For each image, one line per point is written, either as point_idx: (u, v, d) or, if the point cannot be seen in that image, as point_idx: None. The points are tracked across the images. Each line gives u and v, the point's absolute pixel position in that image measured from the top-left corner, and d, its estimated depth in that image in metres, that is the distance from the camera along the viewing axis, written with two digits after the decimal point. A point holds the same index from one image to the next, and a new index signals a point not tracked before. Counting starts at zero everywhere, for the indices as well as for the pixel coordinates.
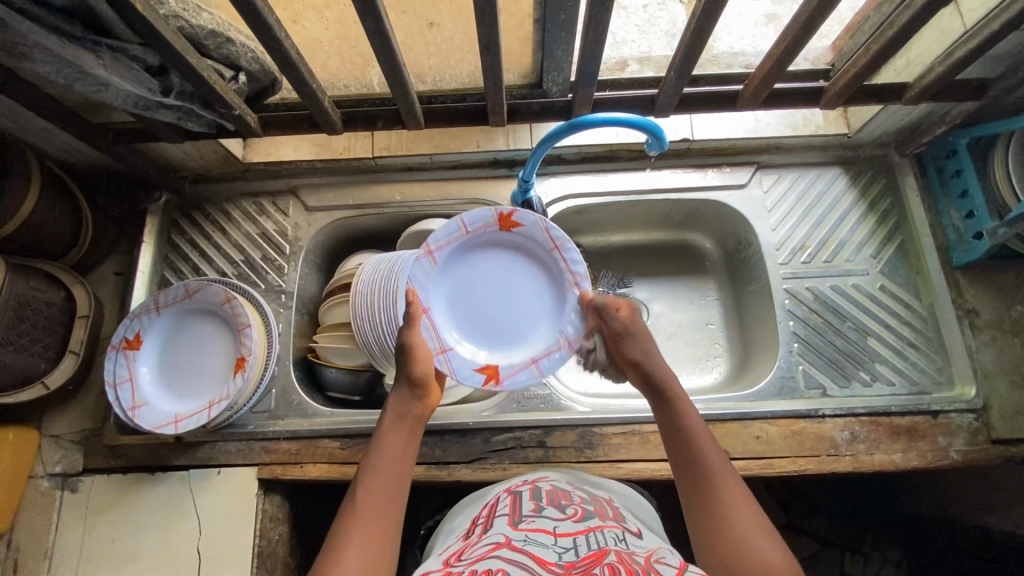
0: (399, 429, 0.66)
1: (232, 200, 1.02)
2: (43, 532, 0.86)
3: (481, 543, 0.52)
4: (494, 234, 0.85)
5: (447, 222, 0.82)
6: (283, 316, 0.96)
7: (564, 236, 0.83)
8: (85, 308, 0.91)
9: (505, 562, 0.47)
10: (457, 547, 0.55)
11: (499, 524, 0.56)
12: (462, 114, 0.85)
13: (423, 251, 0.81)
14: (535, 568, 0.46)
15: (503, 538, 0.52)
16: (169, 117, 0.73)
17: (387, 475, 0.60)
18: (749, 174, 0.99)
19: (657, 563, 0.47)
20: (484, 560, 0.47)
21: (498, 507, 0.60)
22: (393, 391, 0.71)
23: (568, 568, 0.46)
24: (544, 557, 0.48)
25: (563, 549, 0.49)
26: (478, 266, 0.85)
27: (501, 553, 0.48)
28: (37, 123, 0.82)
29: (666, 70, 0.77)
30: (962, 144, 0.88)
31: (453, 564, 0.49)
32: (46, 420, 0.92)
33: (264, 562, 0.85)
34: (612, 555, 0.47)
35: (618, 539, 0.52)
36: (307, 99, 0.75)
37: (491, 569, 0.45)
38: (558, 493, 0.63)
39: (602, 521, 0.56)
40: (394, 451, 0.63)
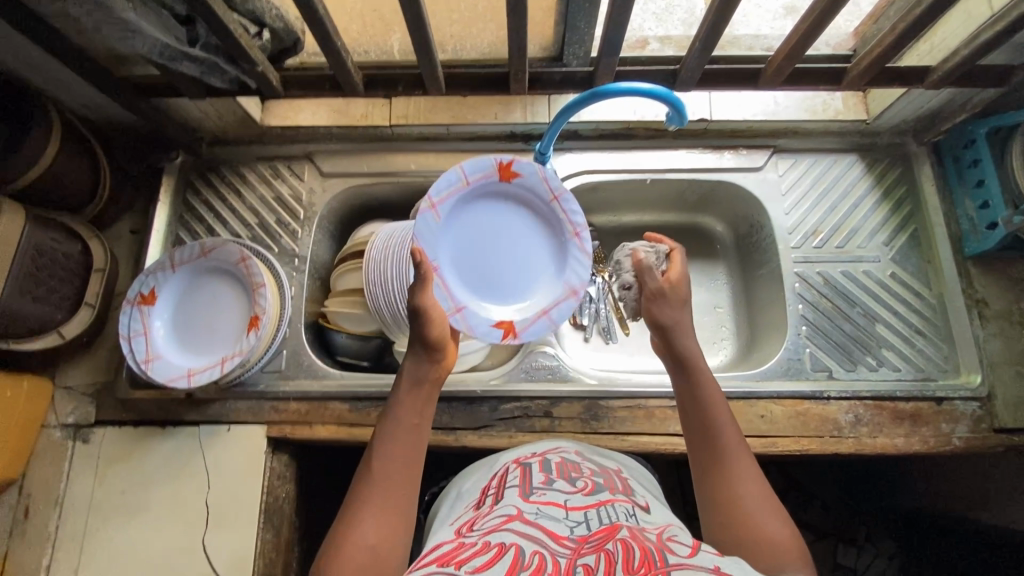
0: (411, 396, 0.65)
1: (248, 163, 1.02)
2: (54, 480, 0.87)
3: (493, 514, 0.52)
4: (493, 185, 0.84)
5: (447, 172, 0.80)
6: (296, 280, 0.97)
7: (563, 187, 0.84)
8: (101, 262, 0.92)
9: (518, 536, 0.47)
10: (468, 517, 0.55)
11: (509, 495, 0.56)
12: (483, 82, 0.85)
13: (427, 204, 0.78)
14: (548, 543, 0.46)
15: (515, 510, 0.51)
16: (192, 71, 0.74)
17: (401, 444, 0.61)
18: (766, 157, 0.99)
19: (669, 542, 0.47)
20: (498, 533, 0.48)
21: (508, 478, 0.60)
22: (409, 355, 0.68)
23: (581, 543, 0.47)
24: (556, 531, 0.48)
25: (574, 523, 0.50)
26: (478, 218, 0.84)
27: (513, 526, 0.49)
28: (59, 74, 0.82)
29: (690, 46, 0.77)
30: (980, 134, 0.87)
31: (466, 535, 0.50)
32: (59, 372, 0.93)
33: (271, 518, 0.86)
34: (624, 531, 0.48)
35: (629, 515, 0.52)
36: (331, 57, 0.75)
37: (505, 543, 0.46)
38: (567, 464, 0.63)
39: (613, 495, 0.57)
40: (411, 417, 0.63)
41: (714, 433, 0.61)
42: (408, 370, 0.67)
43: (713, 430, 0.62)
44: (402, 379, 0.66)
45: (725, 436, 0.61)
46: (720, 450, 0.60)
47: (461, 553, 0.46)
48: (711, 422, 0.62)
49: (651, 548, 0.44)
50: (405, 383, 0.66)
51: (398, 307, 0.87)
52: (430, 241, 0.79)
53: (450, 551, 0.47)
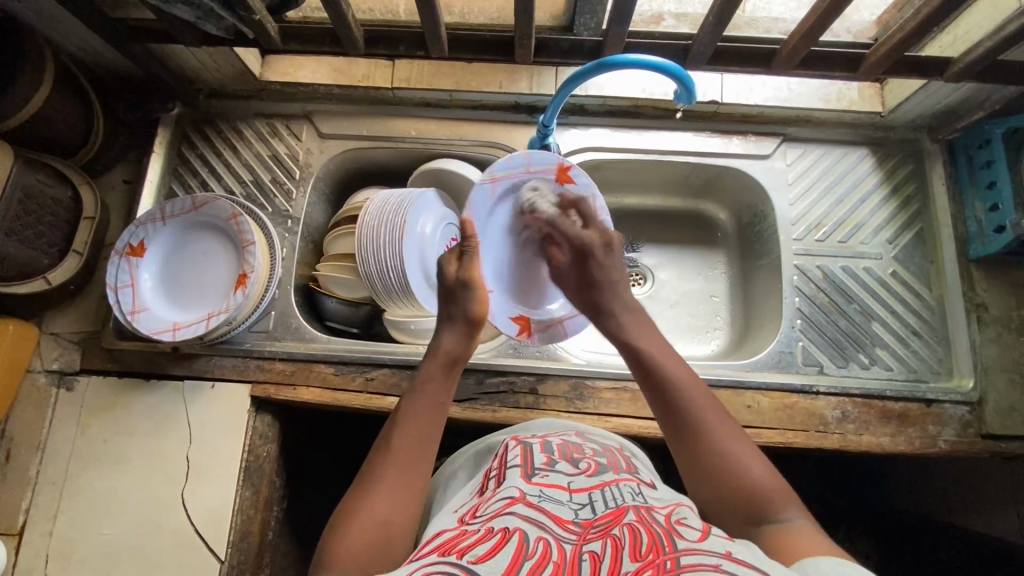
0: (436, 374, 0.64)
1: (245, 118, 1.00)
2: (38, 425, 0.87)
3: (495, 498, 0.51)
4: (549, 186, 0.83)
5: (514, 154, 0.80)
6: (287, 240, 0.95)
7: (608, 211, 0.82)
8: (91, 210, 0.91)
9: (523, 520, 0.46)
10: (472, 504, 0.54)
11: (512, 476, 0.54)
12: (488, 47, 0.83)
13: (486, 178, 0.79)
14: (553, 528, 0.46)
15: (518, 492, 0.50)
16: (187, 14, 0.71)
17: (421, 422, 0.59)
18: (775, 145, 0.96)
19: (678, 524, 0.46)
20: (502, 517, 0.47)
21: (509, 458, 0.58)
22: (447, 327, 0.68)
23: (586, 528, 0.46)
24: (561, 515, 0.48)
25: (578, 506, 0.50)
26: (520, 213, 0.83)
27: (518, 509, 0.48)
28: (53, 12, 0.80)
29: (703, 21, 0.74)
30: (996, 134, 0.85)
31: (468, 522, 0.49)
32: (46, 318, 0.92)
33: (251, 476, 0.86)
34: (631, 514, 0.47)
35: (635, 494, 0.52)
36: (332, 11, 0.72)
37: (508, 529, 0.45)
38: (570, 445, 0.62)
39: (617, 474, 0.56)
40: (436, 396, 0.62)
41: (680, 402, 0.58)
42: (445, 345, 0.66)
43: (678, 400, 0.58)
44: (434, 354, 0.66)
45: (694, 402, 0.58)
46: (692, 415, 0.57)
47: (462, 541, 0.45)
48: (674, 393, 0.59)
49: (660, 532, 0.44)
50: (435, 358, 0.65)
51: (389, 276, 0.86)
52: (477, 214, 0.80)
53: (451, 539, 0.46)
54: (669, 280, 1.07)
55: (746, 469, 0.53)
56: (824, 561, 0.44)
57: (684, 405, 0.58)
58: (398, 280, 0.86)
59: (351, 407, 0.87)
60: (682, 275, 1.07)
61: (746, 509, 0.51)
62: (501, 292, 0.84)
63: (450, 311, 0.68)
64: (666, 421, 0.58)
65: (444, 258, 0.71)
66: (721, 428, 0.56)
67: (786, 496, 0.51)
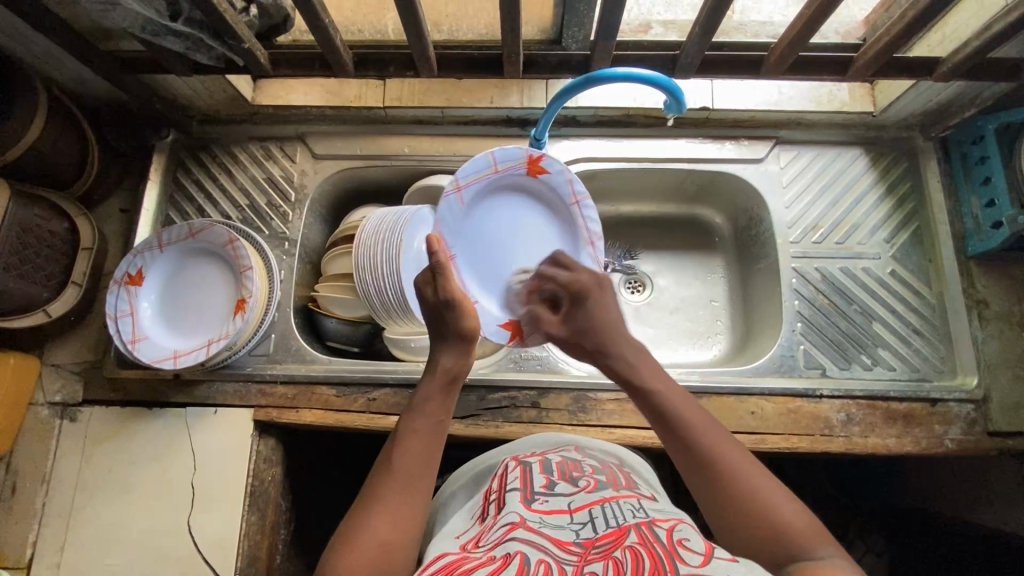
0: (434, 391, 0.63)
1: (239, 143, 1.01)
2: (42, 458, 0.87)
3: (496, 526, 0.51)
4: (521, 178, 0.86)
5: (477, 156, 0.82)
6: (285, 263, 0.95)
7: (585, 193, 0.87)
8: (89, 240, 0.91)
9: (523, 545, 0.46)
10: (473, 532, 0.53)
11: (511, 500, 0.54)
12: (477, 64, 0.83)
13: (452, 187, 0.81)
14: (553, 551, 0.45)
15: (518, 517, 0.50)
16: (176, 46, 0.72)
17: (423, 438, 0.60)
18: (767, 148, 0.96)
19: (680, 546, 0.45)
20: (503, 544, 0.47)
21: (508, 481, 0.58)
22: (443, 348, 0.67)
23: (588, 548, 0.46)
24: (561, 538, 0.47)
25: (580, 526, 0.49)
26: (495, 211, 0.86)
27: (519, 534, 0.48)
28: (44, 48, 0.80)
29: (690, 31, 0.74)
30: (990, 129, 0.85)
31: (471, 549, 0.49)
32: (47, 349, 0.92)
33: (256, 501, 0.86)
34: (632, 535, 0.46)
35: (635, 511, 0.51)
36: (321, 36, 0.73)
37: (510, 552, 0.45)
38: (568, 464, 0.62)
39: (616, 492, 0.56)
40: (436, 415, 0.62)
41: (696, 439, 0.57)
42: (443, 363, 0.66)
43: (698, 448, 0.56)
44: (433, 374, 0.65)
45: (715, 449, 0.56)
46: (712, 459, 0.55)
47: (464, 565, 0.45)
48: (694, 441, 0.57)
49: (661, 555, 0.43)
50: (435, 377, 0.65)
51: (387, 293, 0.86)
52: (448, 223, 0.82)
53: (453, 562, 0.46)
54: (668, 287, 1.07)
55: (778, 509, 0.52)
56: None
57: (705, 451, 0.56)
58: (396, 298, 0.86)
59: (353, 427, 0.87)
60: (681, 281, 1.07)
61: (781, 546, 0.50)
62: (485, 299, 0.84)
63: (443, 332, 0.68)
64: (690, 473, 0.56)
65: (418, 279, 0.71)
66: (743, 466, 0.55)
67: (818, 532, 0.50)
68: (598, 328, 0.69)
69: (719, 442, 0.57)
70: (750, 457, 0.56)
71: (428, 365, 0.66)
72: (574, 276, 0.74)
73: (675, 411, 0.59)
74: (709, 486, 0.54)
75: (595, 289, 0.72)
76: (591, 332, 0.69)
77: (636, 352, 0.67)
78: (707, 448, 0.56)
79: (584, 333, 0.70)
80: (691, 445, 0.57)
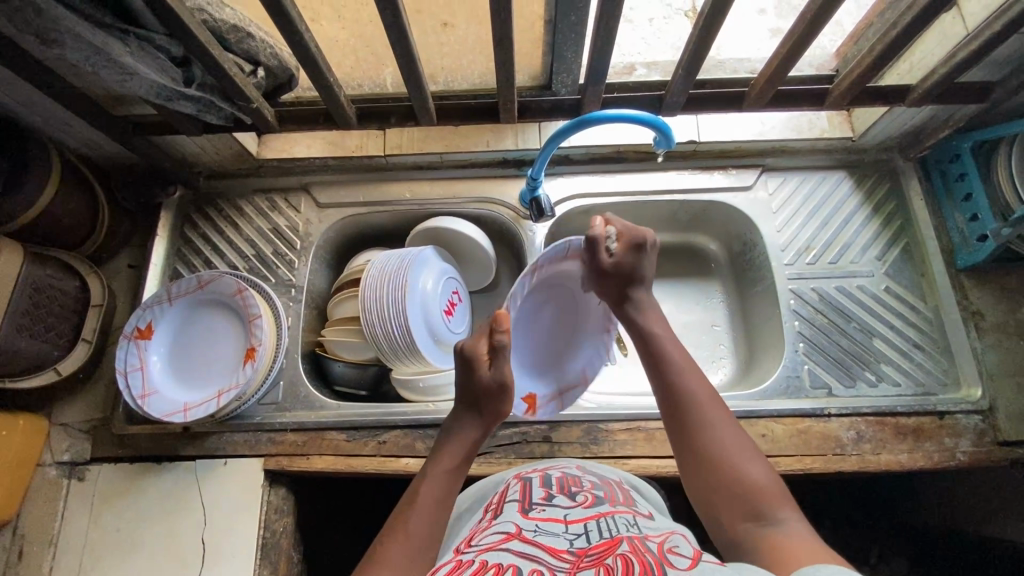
0: (454, 458, 0.64)
1: (245, 196, 1.04)
2: (49, 519, 0.86)
3: (491, 531, 0.51)
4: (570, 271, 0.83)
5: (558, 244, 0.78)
6: (293, 309, 0.97)
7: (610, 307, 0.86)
8: (98, 297, 0.93)
9: (517, 555, 0.46)
10: (468, 535, 0.55)
11: (509, 510, 0.55)
12: (474, 111, 0.87)
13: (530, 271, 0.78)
14: (546, 559, 0.46)
15: (514, 528, 0.51)
16: (188, 108, 0.75)
17: (436, 498, 0.60)
18: (755, 176, 1.00)
19: (670, 552, 0.46)
20: (496, 552, 0.47)
21: (508, 493, 0.59)
22: (465, 413, 0.68)
23: (580, 556, 0.46)
24: (555, 546, 0.48)
25: (575, 536, 0.49)
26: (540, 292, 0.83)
27: (513, 544, 0.48)
28: (58, 115, 0.84)
29: (674, 72, 0.79)
30: (965, 148, 0.89)
31: (463, 552, 0.49)
32: (56, 409, 0.92)
33: (268, 554, 0.84)
34: (623, 544, 0.46)
35: (630, 525, 0.51)
36: (325, 93, 0.77)
37: (504, 563, 0.45)
38: (568, 478, 0.62)
39: (614, 507, 0.56)
40: (446, 479, 0.62)
41: (692, 398, 0.61)
42: (463, 433, 0.66)
43: (687, 397, 0.61)
44: (451, 443, 0.66)
45: (702, 403, 0.61)
46: (698, 412, 0.60)
47: None
48: (684, 391, 0.62)
49: (651, 561, 0.44)
50: (457, 447, 0.65)
51: (395, 334, 0.88)
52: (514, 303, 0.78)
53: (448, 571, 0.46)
54: (669, 314, 1.09)
55: (747, 472, 0.55)
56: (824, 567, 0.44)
57: (698, 401, 0.61)
58: (404, 339, 0.88)
59: (366, 472, 0.87)
60: (681, 308, 1.09)
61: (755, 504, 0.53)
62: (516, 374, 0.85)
63: (467, 401, 0.68)
64: (674, 422, 0.61)
65: (468, 347, 0.67)
66: (722, 424, 0.59)
67: (784, 500, 0.54)
68: (643, 281, 0.72)
69: (707, 395, 0.61)
70: (732, 417, 0.60)
71: (445, 429, 0.68)
72: (633, 224, 0.73)
73: (672, 366, 0.64)
74: (687, 436, 0.60)
75: (646, 243, 0.72)
76: (634, 282, 0.72)
77: (657, 312, 0.71)
78: (696, 399, 0.61)
79: (628, 281, 0.71)
80: (681, 396, 0.61)
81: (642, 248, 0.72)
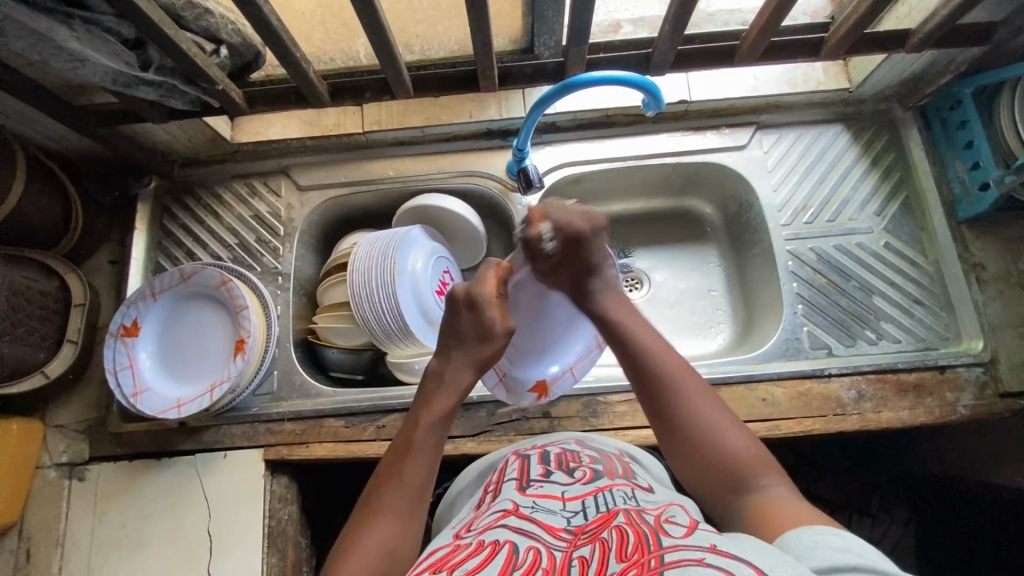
0: (447, 402, 0.63)
1: (222, 183, 1.00)
2: (54, 521, 0.86)
3: (489, 511, 0.51)
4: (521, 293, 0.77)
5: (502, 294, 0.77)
6: (281, 298, 0.95)
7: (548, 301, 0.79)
8: (80, 296, 0.90)
9: (513, 532, 0.46)
10: (466, 517, 0.54)
11: (507, 489, 0.55)
12: (453, 80, 0.83)
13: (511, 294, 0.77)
14: (544, 537, 0.45)
15: (511, 505, 0.50)
16: (150, 95, 0.72)
17: (430, 443, 0.59)
18: (749, 134, 0.97)
19: (666, 523, 0.45)
20: (492, 530, 0.46)
21: (507, 472, 0.59)
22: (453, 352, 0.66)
23: (577, 534, 0.45)
24: (553, 525, 0.47)
25: (572, 513, 0.49)
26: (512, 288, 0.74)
27: (510, 521, 0.47)
28: (16, 110, 0.79)
29: (660, 28, 0.74)
30: (966, 94, 0.85)
31: (462, 536, 0.48)
32: (49, 411, 0.92)
33: (275, 541, 0.85)
34: (620, 517, 0.46)
35: (628, 498, 0.50)
36: (294, 70, 0.73)
37: (498, 542, 0.44)
38: (567, 454, 0.61)
39: (612, 480, 0.55)
40: (438, 423, 0.61)
41: (660, 381, 0.60)
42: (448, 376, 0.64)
43: (656, 381, 0.60)
44: (441, 385, 0.64)
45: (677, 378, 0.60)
46: (670, 393, 0.59)
47: (455, 557, 0.44)
48: (652, 374, 0.60)
49: (645, 531, 0.42)
50: (449, 392, 0.63)
51: (386, 318, 0.86)
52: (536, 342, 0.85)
53: (444, 556, 0.45)
54: (665, 282, 1.07)
55: (727, 446, 0.55)
56: (819, 533, 0.44)
57: (669, 386, 0.59)
58: (396, 323, 0.86)
59: (366, 457, 0.86)
60: (678, 275, 1.07)
61: (738, 476, 0.53)
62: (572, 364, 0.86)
63: (462, 339, 0.66)
64: (647, 405, 0.60)
65: (475, 290, 0.67)
66: (698, 397, 0.58)
67: (765, 466, 0.54)
68: (597, 267, 0.70)
69: (680, 369, 0.61)
70: (708, 390, 0.60)
71: (430, 370, 0.66)
72: (569, 214, 0.68)
73: (641, 346, 0.63)
74: (662, 419, 0.59)
75: (590, 229, 0.68)
76: (588, 270, 0.69)
77: (619, 295, 0.70)
78: (666, 376, 0.60)
79: (581, 274, 0.69)
80: (649, 378, 0.61)
81: (581, 242, 0.68)
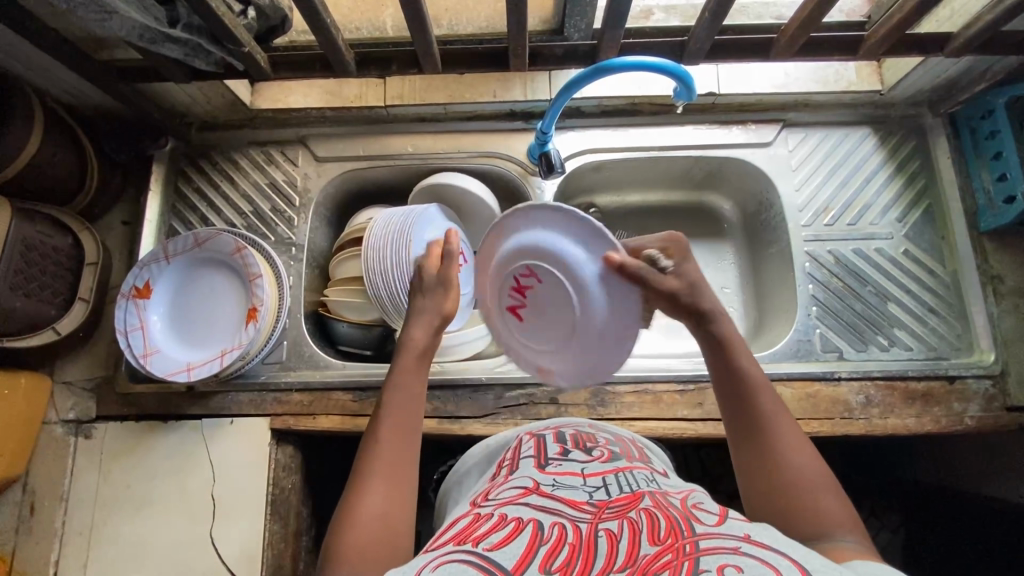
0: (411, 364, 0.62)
1: (239, 149, 0.99)
2: (58, 476, 0.87)
3: (508, 486, 0.51)
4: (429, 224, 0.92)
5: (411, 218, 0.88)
6: (293, 268, 0.94)
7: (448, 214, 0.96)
8: (92, 255, 0.90)
9: (536, 510, 0.45)
10: (483, 489, 0.55)
11: (525, 466, 0.55)
12: (480, 56, 0.81)
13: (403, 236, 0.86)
14: (567, 512, 0.45)
15: (532, 482, 0.50)
16: (175, 53, 0.70)
17: (405, 402, 0.59)
18: (775, 132, 0.96)
19: (695, 508, 0.45)
20: (514, 506, 0.46)
21: (522, 449, 0.59)
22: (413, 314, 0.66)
23: (601, 508, 0.45)
24: (575, 498, 0.47)
25: (593, 488, 0.49)
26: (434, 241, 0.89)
27: (531, 499, 0.47)
28: (36, 60, 0.78)
29: (699, 16, 0.73)
30: (999, 103, 0.84)
31: (480, 506, 0.49)
32: (57, 367, 0.92)
33: (277, 509, 0.85)
34: (646, 500, 0.46)
35: (650, 480, 0.51)
36: (321, 37, 0.71)
37: (522, 519, 0.44)
38: (582, 434, 0.62)
39: (630, 463, 0.55)
40: (410, 386, 0.60)
41: (758, 416, 0.53)
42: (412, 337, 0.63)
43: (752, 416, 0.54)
44: (406, 347, 0.63)
45: (762, 393, 0.54)
46: (766, 431, 0.52)
47: (477, 529, 0.44)
48: (750, 407, 0.54)
49: (676, 517, 0.43)
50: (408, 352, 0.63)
51: (400, 295, 0.85)
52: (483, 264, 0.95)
53: (466, 527, 0.45)
54: None
55: (815, 493, 0.49)
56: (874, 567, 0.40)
57: (766, 426, 0.53)
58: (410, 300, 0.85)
59: None
60: None
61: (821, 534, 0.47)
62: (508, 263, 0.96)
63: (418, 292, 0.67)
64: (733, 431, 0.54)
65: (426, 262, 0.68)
66: (792, 442, 0.52)
67: (851, 517, 0.48)
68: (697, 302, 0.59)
69: (777, 409, 0.54)
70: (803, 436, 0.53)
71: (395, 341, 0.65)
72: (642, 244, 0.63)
73: (743, 380, 0.55)
74: (748, 450, 0.53)
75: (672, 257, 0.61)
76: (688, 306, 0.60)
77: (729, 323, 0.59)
78: (761, 414, 0.53)
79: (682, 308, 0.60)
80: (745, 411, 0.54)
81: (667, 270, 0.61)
